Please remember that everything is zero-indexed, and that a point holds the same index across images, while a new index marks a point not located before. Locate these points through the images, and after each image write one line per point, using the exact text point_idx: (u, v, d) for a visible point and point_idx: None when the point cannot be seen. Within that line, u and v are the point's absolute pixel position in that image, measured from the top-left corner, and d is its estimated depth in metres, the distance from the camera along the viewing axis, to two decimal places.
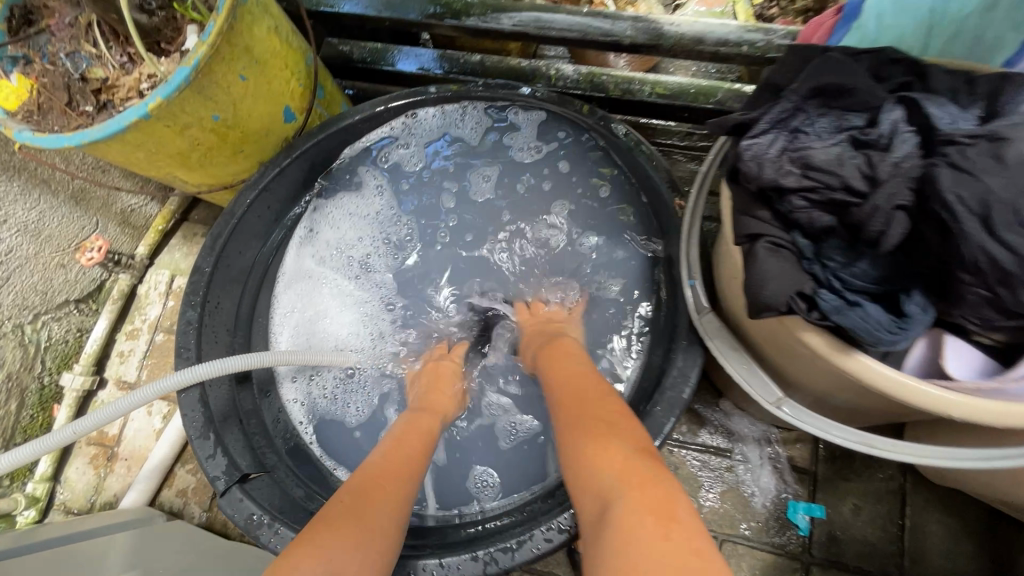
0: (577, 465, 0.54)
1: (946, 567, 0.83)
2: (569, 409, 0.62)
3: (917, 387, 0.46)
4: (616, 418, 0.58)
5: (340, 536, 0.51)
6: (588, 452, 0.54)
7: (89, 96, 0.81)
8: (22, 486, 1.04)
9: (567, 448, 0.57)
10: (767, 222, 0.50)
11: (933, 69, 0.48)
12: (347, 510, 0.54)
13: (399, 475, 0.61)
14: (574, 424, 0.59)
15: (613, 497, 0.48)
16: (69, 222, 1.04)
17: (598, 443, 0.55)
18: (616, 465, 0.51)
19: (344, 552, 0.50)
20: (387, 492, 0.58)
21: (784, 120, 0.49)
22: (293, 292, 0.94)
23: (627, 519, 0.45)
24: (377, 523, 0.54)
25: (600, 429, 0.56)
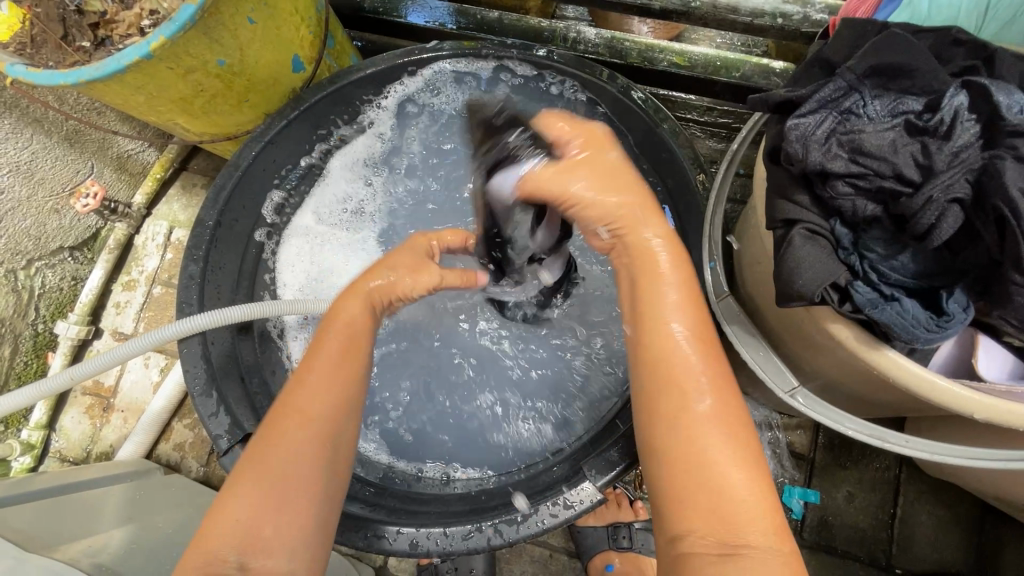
0: (701, 494, 0.45)
1: (930, 555, 0.86)
2: (687, 396, 0.49)
3: (951, 391, 0.45)
4: (738, 426, 0.48)
5: (246, 488, 0.50)
6: (719, 468, 0.46)
7: (86, 31, 0.75)
8: (16, 433, 1.03)
9: (684, 447, 0.47)
10: (806, 208, 0.49)
11: (996, 56, 0.46)
12: (254, 461, 0.51)
13: (308, 398, 0.54)
14: (704, 423, 0.48)
15: (758, 543, 0.43)
16: (64, 165, 0.99)
17: (734, 466, 0.46)
18: (751, 495, 0.45)
19: (260, 506, 0.49)
20: (293, 426, 0.52)
21: (836, 100, 0.47)
22: (296, 251, 0.91)
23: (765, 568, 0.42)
24: (287, 468, 0.50)
25: (747, 467, 0.46)
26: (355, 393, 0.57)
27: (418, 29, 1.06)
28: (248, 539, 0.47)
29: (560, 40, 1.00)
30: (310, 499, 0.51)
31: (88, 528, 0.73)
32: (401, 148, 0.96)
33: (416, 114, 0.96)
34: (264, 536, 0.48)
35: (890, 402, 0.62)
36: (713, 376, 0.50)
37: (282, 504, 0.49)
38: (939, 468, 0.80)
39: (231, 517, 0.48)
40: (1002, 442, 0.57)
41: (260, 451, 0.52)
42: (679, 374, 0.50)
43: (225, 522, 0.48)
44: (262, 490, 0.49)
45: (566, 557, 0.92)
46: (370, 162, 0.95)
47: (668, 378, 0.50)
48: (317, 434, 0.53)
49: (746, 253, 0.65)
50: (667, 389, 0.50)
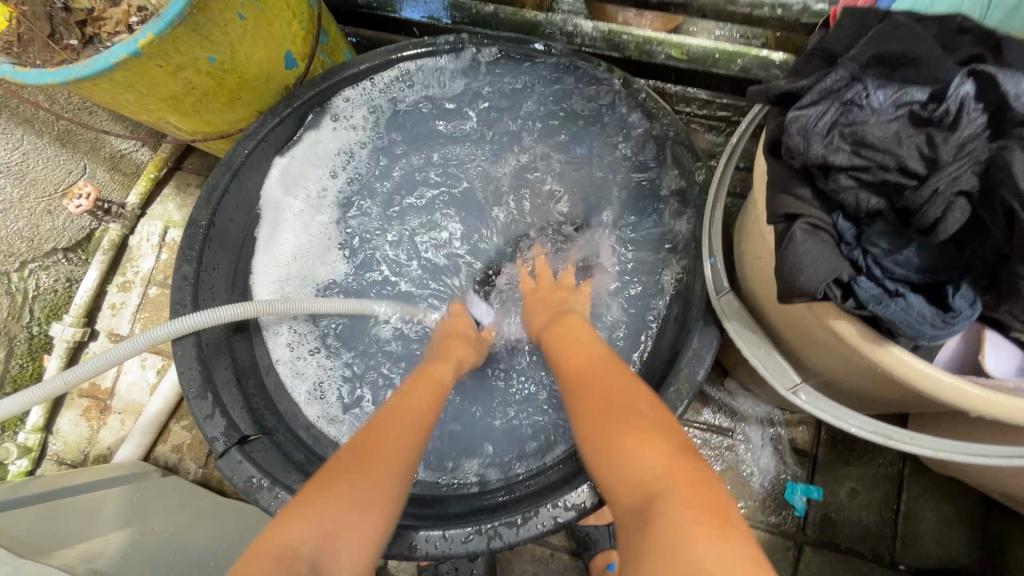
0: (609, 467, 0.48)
1: (934, 551, 0.85)
2: (598, 400, 0.54)
3: (957, 389, 0.44)
4: (637, 406, 0.52)
5: (336, 495, 0.48)
6: (622, 444, 0.48)
7: (74, 29, 0.73)
8: (12, 436, 1.03)
9: (596, 434, 0.51)
10: (809, 202, 0.48)
11: (1003, 44, 0.45)
12: (345, 472, 0.51)
13: (405, 435, 0.57)
14: (598, 409, 0.53)
15: (664, 492, 0.42)
16: (56, 165, 0.97)
17: (635, 440, 0.48)
18: (656, 459, 0.45)
19: (344, 516, 0.47)
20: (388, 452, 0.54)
21: (838, 91, 0.46)
22: (266, 225, 0.87)
23: (676, 513, 0.40)
24: (378, 486, 0.51)
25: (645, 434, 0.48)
26: (427, 431, 0.61)
27: (413, 23, 1.04)
28: (326, 543, 0.45)
29: (557, 33, 0.98)
30: (380, 520, 0.50)
31: (83, 533, 0.72)
32: (386, 137, 0.95)
33: (408, 102, 0.94)
34: (338, 550, 0.45)
35: (893, 399, 0.61)
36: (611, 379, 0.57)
37: (360, 518, 0.48)
38: (943, 465, 0.80)
39: (318, 520, 0.46)
40: (1007, 440, 0.56)
41: (358, 468, 0.51)
42: (599, 383, 0.57)
43: (310, 522, 0.46)
44: (353, 500, 0.48)
45: (567, 556, 0.91)
46: (354, 147, 0.93)
47: (585, 391, 0.57)
48: (403, 462, 0.55)
49: (747, 248, 0.64)
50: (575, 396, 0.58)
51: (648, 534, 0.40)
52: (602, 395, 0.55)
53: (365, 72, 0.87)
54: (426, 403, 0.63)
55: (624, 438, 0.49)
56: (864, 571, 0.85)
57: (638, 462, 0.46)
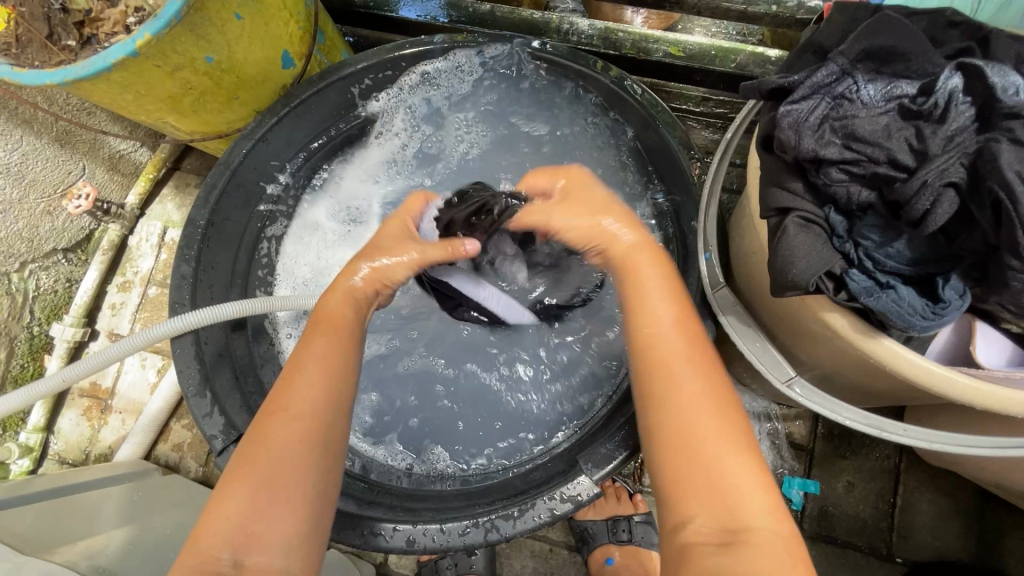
0: (698, 474, 0.46)
1: (930, 544, 0.85)
2: (676, 393, 0.50)
3: (947, 379, 0.45)
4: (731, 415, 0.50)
5: (236, 485, 0.49)
6: (719, 458, 0.46)
7: (72, 30, 0.74)
8: (14, 435, 1.03)
9: (675, 433, 0.49)
10: (801, 195, 0.48)
11: (991, 37, 0.45)
12: (244, 458, 0.51)
13: (297, 395, 0.54)
14: (700, 405, 0.49)
15: (759, 530, 0.42)
16: (55, 166, 0.98)
17: (723, 453, 0.47)
18: (744, 480, 0.45)
19: (248, 502, 0.48)
20: (282, 421, 0.52)
21: (828, 85, 0.46)
22: (299, 241, 0.92)
23: (773, 555, 0.41)
24: (277, 462, 0.50)
25: (737, 451, 0.47)
26: (342, 381, 0.56)
27: (410, 23, 1.05)
28: (241, 536, 0.47)
29: (553, 32, 0.98)
30: (301, 491, 0.50)
31: (85, 530, 0.72)
32: (405, 145, 0.96)
33: (420, 109, 0.95)
34: (260, 531, 0.47)
35: (887, 391, 0.62)
36: (707, 367, 0.52)
37: (272, 493, 0.49)
38: (939, 457, 0.80)
39: (226, 513, 0.48)
40: (999, 430, 0.57)
41: (252, 454, 0.51)
42: (671, 363, 0.52)
43: (220, 517, 0.48)
44: (252, 485, 0.49)
45: (566, 552, 0.92)
46: (379, 159, 0.96)
47: (660, 372, 0.52)
48: (306, 427, 0.53)
49: (741, 244, 0.65)
50: (659, 373, 0.52)
51: (734, 557, 0.41)
52: (699, 392, 0.50)
53: (374, 80, 0.88)
54: (326, 348, 0.58)
55: (723, 450, 0.47)
56: (861, 564, 0.85)
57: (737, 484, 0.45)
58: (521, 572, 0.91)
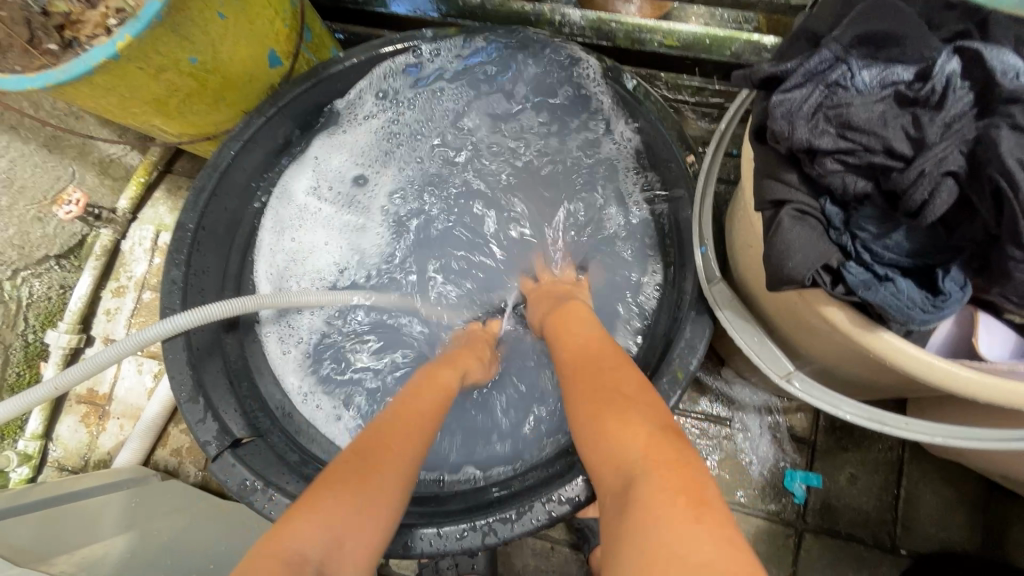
0: (598, 451, 0.50)
1: (934, 535, 0.85)
2: (592, 389, 0.56)
3: (950, 373, 0.44)
4: (626, 389, 0.54)
5: (337, 490, 0.50)
6: (613, 428, 0.50)
7: (53, 33, 0.72)
8: (13, 443, 1.03)
9: (582, 422, 0.54)
10: (795, 187, 0.47)
11: (990, 18, 0.44)
12: (353, 476, 0.51)
13: (406, 439, 0.58)
14: (595, 395, 0.55)
15: (652, 476, 0.43)
16: (44, 172, 0.97)
17: (631, 432, 0.48)
18: (644, 444, 0.47)
19: (347, 521, 0.48)
20: (393, 455, 0.55)
21: (822, 72, 0.45)
22: (279, 215, 0.89)
23: (661, 502, 0.41)
24: (385, 489, 0.52)
25: (634, 417, 0.50)
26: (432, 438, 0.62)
27: (400, 18, 1.03)
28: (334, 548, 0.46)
29: (545, 23, 0.96)
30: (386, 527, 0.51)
31: (83, 538, 0.72)
32: (408, 143, 0.93)
33: (418, 101, 0.92)
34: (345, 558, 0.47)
35: (887, 385, 0.61)
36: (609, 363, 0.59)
37: (371, 526, 0.50)
38: (942, 448, 0.79)
39: (320, 525, 0.47)
40: (1006, 423, 0.55)
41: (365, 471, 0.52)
42: (586, 350, 0.63)
43: (313, 526, 0.47)
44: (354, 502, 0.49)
45: (568, 549, 0.91)
46: (373, 149, 0.92)
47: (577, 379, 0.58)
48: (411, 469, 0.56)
49: (737, 236, 0.63)
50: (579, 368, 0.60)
51: (634, 513, 0.41)
52: (596, 381, 0.56)
53: (370, 71, 0.86)
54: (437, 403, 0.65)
55: (624, 425, 0.50)
56: (864, 557, 0.85)
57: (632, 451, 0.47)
58: (523, 570, 0.91)
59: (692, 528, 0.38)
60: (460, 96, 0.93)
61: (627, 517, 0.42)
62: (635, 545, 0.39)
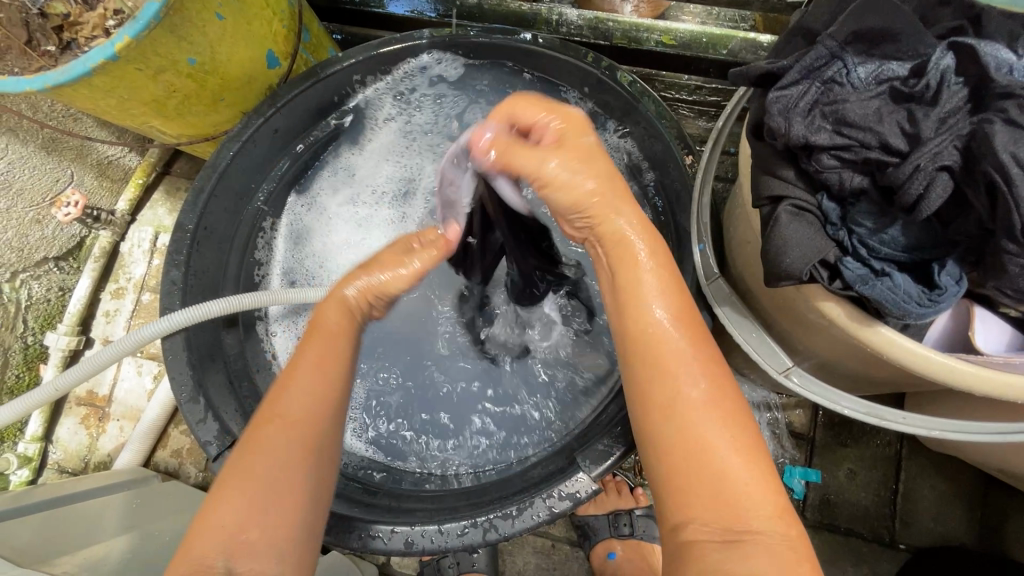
0: (689, 477, 0.44)
1: (934, 529, 0.85)
2: (688, 406, 0.45)
3: (947, 365, 0.44)
4: (726, 400, 0.46)
5: (232, 498, 0.48)
6: (710, 458, 0.43)
7: (51, 35, 0.73)
8: (13, 445, 1.03)
9: (675, 439, 0.45)
10: (792, 183, 0.47)
11: (982, 15, 0.44)
12: (233, 465, 0.50)
13: (290, 402, 0.51)
14: (694, 408, 0.45)
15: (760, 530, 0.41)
16: (43, 174, 0.97)
17: (740, 462, 0.43)
18: (748, 480, 0.43)
19: (240, 515, 0.47)
20: (273, 429, 0.51)
21: (818, 69, 0.45)
22: (298, 222, 0.92)
23: (768, 560, 0.40)
24: (273, 471, 0.49)
25: (734, 445, 0.44)
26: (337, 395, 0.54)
27: (398, 18, 1.03)
28: (230, 544, 0.46)
29: (542, 23, 0.96)
30: (298, 506, 0.49)
31: (86, 539, 0.72)
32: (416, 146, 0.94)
33: (420, 101, 0.94)
34: (259, 548, 0.46)
35: (885, 380, 0.61)
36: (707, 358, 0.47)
37: (272, 515, 0.47)
38: (940, 443, 0.79)
39: (218, 525, 0.46)
40: (1003, 416, 0.56)
41: (244, 459, 0.49)
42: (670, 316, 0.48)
43: (209, 528, 0.46)
44: (244, 494, 0.48)
45: (569, 547, 0.91)
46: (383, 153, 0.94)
47: (665, 391, 0.46)
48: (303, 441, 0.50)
49: (735, 233, 0.64)
50: (661, 354, 0.47)
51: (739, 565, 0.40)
52: (693, 387, 0.46)
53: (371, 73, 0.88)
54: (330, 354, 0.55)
55: (724, 451, 0.44)
56: (863, 551, 0.85)
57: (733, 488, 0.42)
58: (524, 568, 0.91)
59: None
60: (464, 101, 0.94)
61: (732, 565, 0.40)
62: None
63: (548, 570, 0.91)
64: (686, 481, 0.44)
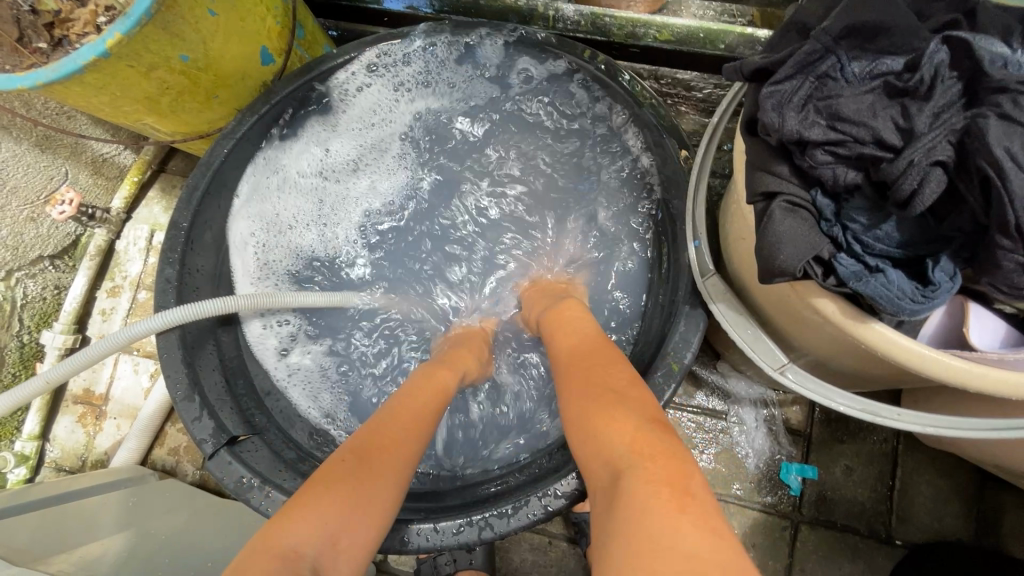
0: (584, 440, 0.50)
1: (930, 525, 0.85)
2: (571, 384, 0.57)
3: (941, 363, 0.44)
4: (622, 386, 0.54)
5: (334, 496, 0.49)
6: (594, 418, 0.50)
7: (42, 32, 0.72)
8: (10, 444, 1.03)
9: (570, 412, 0.54)
10: (787, 179, 0.47)
11: (979, 8, 0.44)
12: (351, 468, 0.52)
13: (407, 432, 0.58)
14: (585, 385, 0.55)
15: (631, 468, 0.43)
16: (37, 171, 0.96)
17: (608, 415, 0.49)
18: (629, 437, 0.46)
19: (342, 520, 0.48)
20: (396, 457, 0.55)
21: (812, 64, 0.45)
22: (258, 185, 0.86)
23: (639, 487, 0.41)
24: (378, 494, 0.51)
25: (623, 411, 0.49)
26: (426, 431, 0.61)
27: (392, 13, 1.03)
28: (330, 548, 0.46)
29: (538, 18, 0.95)
30: (380, 525, 0.51)
31: (82, 537, 0.72)
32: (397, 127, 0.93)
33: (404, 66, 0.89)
34: (343, 550, 0.47)
35: (882, 377, 0.61)
36: (605, 360, 0.59)
37: (360, 521, 0.49)
38: (937, 439, 0.79)
39: (312, 522, 0.47)
40: (998, 412, 0.56)
41: (366, 470, 0.52)
42: (569, 338, 0.65)
43: (312, 520, 0.47)
44: (342, 507, 0.48)
45: (566, 543, 0.92)
46: (357, 123, 0.91)
47: (565, 373, 0.59)
48: (399, 468, 0.55)
49: (731, 230, 0.63)
50: (573, 359, 0.61)
51: (618, 503, 0.41)
52: (587, 371, 0.57)
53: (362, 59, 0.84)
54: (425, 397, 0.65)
55: (613, 418, 0.49)
56: (860, 548, 0.85)
57: (618, 443, 0.46)
58: (521, 565, 0.91)
59: (667, 513, 0.38)
60: (455, 87, 0.93)
61: (614, 504, 0.42)
62: (614, 523, 0.40)
63: (545, 567, 0.91)
64: (583, 449, 0.50)
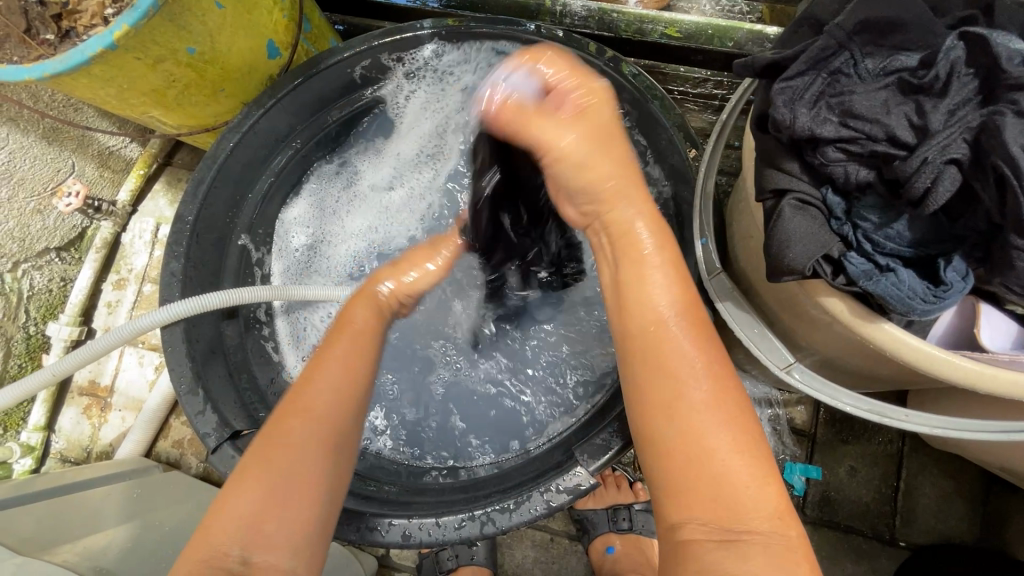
0: (692, 476, 0.45)
1: (934, 527, 0.85)
2: (680, 393, 0.47)
3: (951, 363, 0.43)
4: (734, 413, 0.47)
5: (250, 482, 0.49)
6: (713, 466, 0.45)
7: (49, 24, 0.72)
8: (16, 435, 1.04)
9: (680, 436, 0.46)
10: (797, 176, 0.47)
11: (995, 5, 0.43)
12: (264, 455, 0.51)
13: (315, 392, 0.55)
14: (704, 409, 0.47)
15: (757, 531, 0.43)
16: (44, 163, 0.96)
17: (728, 460, 0.45)
18: (750, 491, 0.44)
19: (260, 504, 0.48)
20: (303, 423, 0.52)
21: (825, 60, 0.45)
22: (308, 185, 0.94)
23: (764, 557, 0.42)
24: (289, 467, 0.50)
25: (738, 453, 0.45)
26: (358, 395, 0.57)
27: (399, 8, 1.02)
28: (250, 534, 0.46)
29: (546, 14, 0.95)
30: (315, 498, 0.50)
31: (87, 528, 0.73)
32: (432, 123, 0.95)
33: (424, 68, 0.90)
34: (273, 529, 0.47)
35: (890, 376, 0.60)
36: (713, 364, 0.49)
37: (289, 500, 0.49)
38: (943, 441, 0.79)
39: (233, 514, 0.48)
40: (1007, 413, 0.55)
41: (268, 447, 0.51)
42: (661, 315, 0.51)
43: (227, 518, 0.48)
44: (268, 484, 0.49)
45: (568, 541, 0.92)
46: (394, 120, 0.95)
47: (662, 370, 0.49)
48: (321, 434, 0.52)
49: (738, 228, 0.63)
50: (662, 350, 0.50)
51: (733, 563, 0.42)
52: (692, 379, 0.48)
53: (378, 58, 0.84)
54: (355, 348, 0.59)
55: (732, 462, 0.45)
56: (863, 549, 0.85)
57: (737, 495, 0.44)
58: (523, 561, 0.91)
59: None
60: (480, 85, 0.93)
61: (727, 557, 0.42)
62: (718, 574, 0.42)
63: (547, 564, 0.91)
64: (682, 482, 0.46)
